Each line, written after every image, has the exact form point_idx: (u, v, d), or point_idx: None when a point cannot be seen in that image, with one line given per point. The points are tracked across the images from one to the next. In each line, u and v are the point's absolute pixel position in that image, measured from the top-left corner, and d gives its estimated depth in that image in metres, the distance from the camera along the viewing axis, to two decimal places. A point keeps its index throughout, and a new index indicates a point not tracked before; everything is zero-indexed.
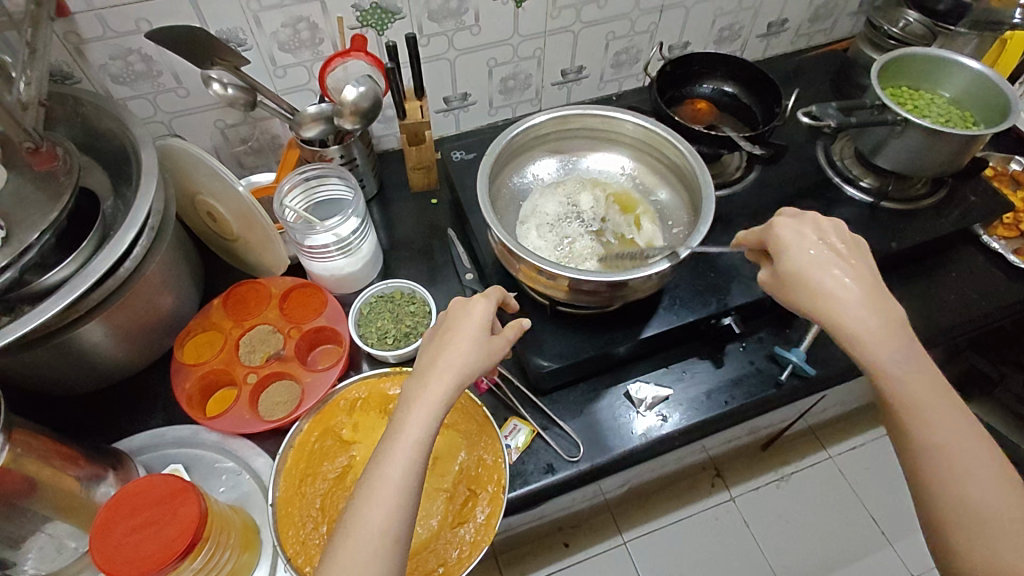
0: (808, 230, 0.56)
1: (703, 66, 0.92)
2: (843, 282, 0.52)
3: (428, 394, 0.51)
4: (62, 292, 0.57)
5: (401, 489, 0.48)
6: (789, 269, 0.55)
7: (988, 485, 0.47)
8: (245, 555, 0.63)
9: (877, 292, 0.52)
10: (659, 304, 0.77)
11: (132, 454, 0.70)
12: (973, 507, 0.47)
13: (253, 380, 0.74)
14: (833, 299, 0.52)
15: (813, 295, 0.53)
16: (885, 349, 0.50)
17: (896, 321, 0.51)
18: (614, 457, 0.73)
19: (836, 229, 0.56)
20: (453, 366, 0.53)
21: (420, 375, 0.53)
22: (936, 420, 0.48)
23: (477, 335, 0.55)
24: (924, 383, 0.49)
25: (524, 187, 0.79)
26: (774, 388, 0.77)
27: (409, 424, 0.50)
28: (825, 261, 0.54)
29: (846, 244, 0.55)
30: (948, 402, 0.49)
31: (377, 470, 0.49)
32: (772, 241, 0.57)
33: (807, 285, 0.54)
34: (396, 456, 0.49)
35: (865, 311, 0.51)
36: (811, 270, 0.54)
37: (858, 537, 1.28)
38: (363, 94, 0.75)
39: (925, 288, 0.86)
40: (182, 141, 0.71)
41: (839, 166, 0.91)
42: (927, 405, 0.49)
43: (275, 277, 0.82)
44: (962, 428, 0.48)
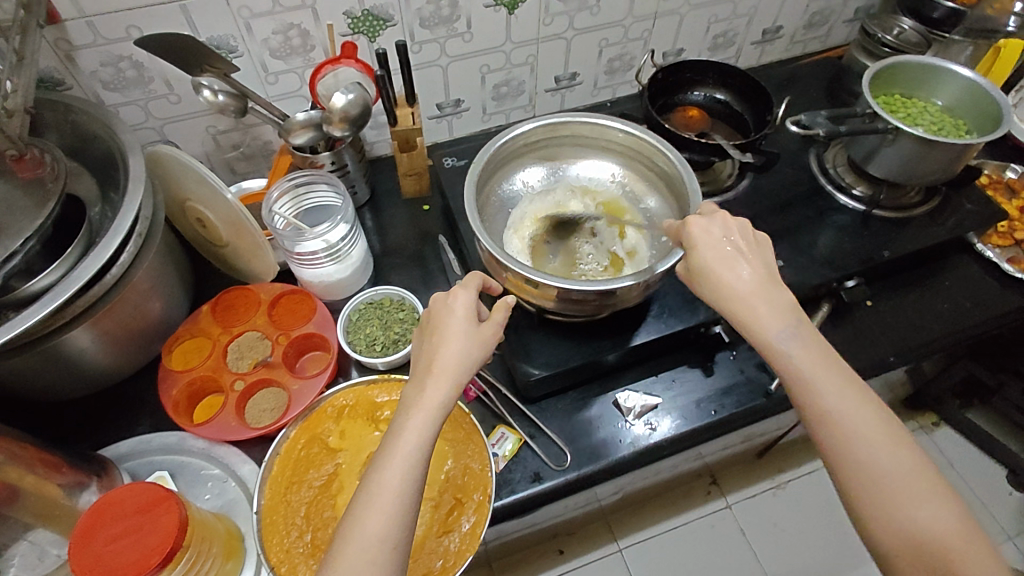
0: (716, 227, 0.59)
1: (695, 73, 0.92)
2: (741, 275, 0.56)
3: (426, 399, 0.51)
4: (45, 299, 0.57)
5: (400, 495, 0.47)
6: (696, 263, 0.58)
7: (881, 448, 0.50)
8: (228, 563, 0.63)
9: (768, 283, 0.56)
10: (648, 312, 0.77)
11: (118, 461, 0.70)
12: (871, 470, 0.50)
13: (240, 387, 0.74)
14: (736, 294, 0.56)
15: (717, 289, 0.57)
16: (775, 332, 0.54)
17: (787, 307, 0.55)
18: (601, 466, 0.72)
19: (741, 228, 0.59)
20: (447, 366, 0.53)
21: (416, 379, 0.53)
22: (828, 391, 0.52)
23: (466, 331, 0.54)
24: (815, 359, 0.53)
25: (513, 195, 0.79)
26: (764, 398, 0.77)
27: (407, 430, 0.50)
28: (728, 257, 0.57)
29: (747, 239, 0.59)
30: (837, 375, 0.52)
31: (375, 478, 0.48)
32: (683, 239, 0.60)
33: (712, 279, 0.57)
34: (393, 463, 0.48)
35: (758, 300, 0.55)
36: (715, 262, 0.57)
37: (855, 546, 1.27)
38: (352, 101, 0.75)
39: (919, 297, 0.85)
40: (172, 148, 0.71)
41: (832, 173, 0.91)
42: (818, 379, 0.52)
43: (264, 283, 0.82)
44: (852, 397, 0.52)
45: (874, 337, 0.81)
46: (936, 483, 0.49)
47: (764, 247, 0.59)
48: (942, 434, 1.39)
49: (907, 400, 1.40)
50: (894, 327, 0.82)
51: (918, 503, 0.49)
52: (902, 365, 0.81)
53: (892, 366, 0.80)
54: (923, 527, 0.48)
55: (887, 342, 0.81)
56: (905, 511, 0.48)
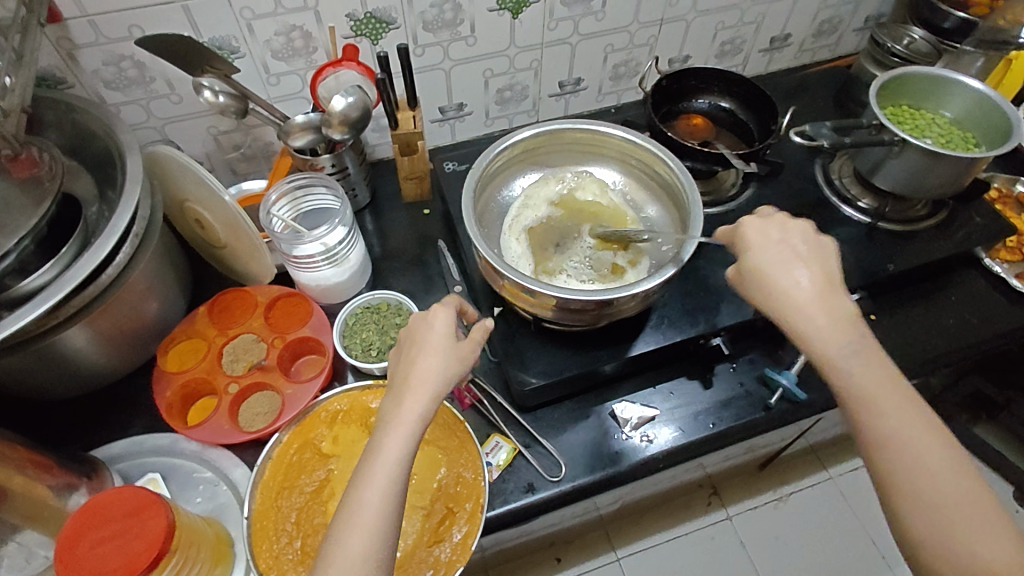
0: (774, 231, 0.56)
1: (699, 81, 0.91)
2: (799, 281, 0.53)
3: (403, 414, 0.50)
4: (38, 299, 0.57)
5: (381, 511, 0.47)
6: (752, 267, 0.55)
7: (944, 473, 0.46)
8: (216, 569, 0.63)
9: (829, 293, 0.53)
10: (646, 322, 0.76)
11: (110, 462, 0.70)
12: (930, 495, 0.46)
13: (234, 390, 0.74)
14: (790, 299, 0.53)
15: (772, 295, 0.54)
16: (834, 345, 0.51)
17: (847, 319, 0.52)
18: (596, 477, 0.71)
19: (802, 229, 0.56)
20: (424, 379, 0.52)
21: (394, 393, 0.52)
22: (886, 407, 0.48)
23: (445, 346, 0.54)
24: (877, 376, 0.49)
25: (512, 201, 0.79)
26: (763, 412, 0.76)
27: (386, 446, 0.49)
28: (787, 260, 0.54)
29: (809, 244, 0.55)
30: (900, 394, 0.49)
31: (355, 495, 0.47)
32: (738, 240, 0.57)
33: (768, 284, 0.54)
34: (373, 479, 0.47)
35: (818, 309, 0.52)
36: (774, 266, 0.54)
37: (858, 561, 1.26)
38: (351, 104, 0.75)
39: (924, 312, 0.84)
40: (169, 148, 0.71)
41: (837, 185, 0.90)
42: (880, 396, 0.49)
43: (261, 285, 0.82)
44: (916, 419, 0.48)
45: None
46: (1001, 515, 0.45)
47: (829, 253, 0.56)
48: None
49: None
50: (898, 341, 0.81)
51: (982, 536, 0.45)
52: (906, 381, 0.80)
53: None
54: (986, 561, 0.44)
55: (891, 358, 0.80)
56: (967, 542, 0.45)
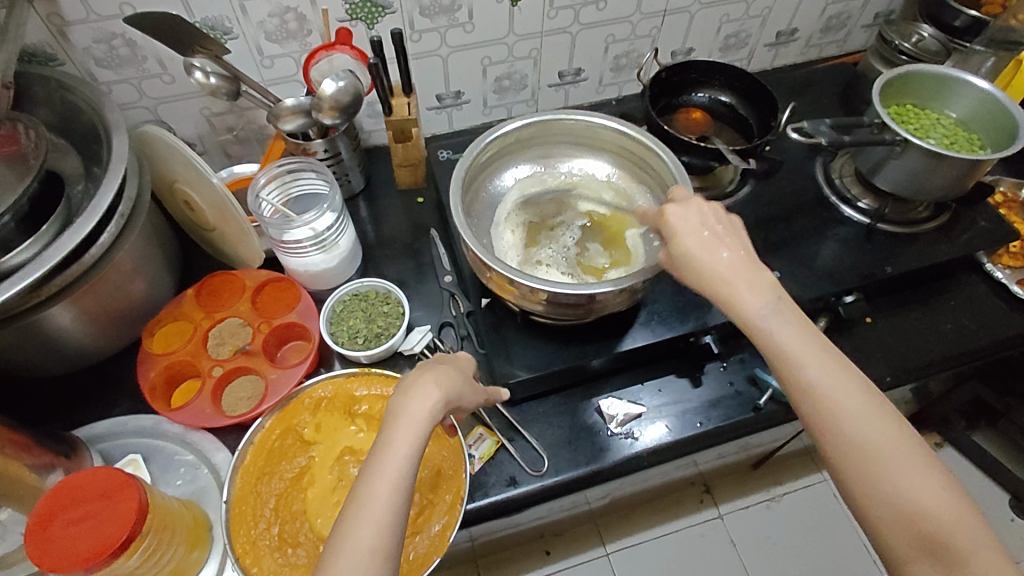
0: (693, 215, 0.55)
1: (700, 74, 0.89)
2: (721, 256, 0.52)
3: (416, 408, 0.48)
4: (17, 276, 0.57)
5: (392, 503, 0.44)
6: (673, 243, 0.54)
7: (868, 419, 0.45)
8: (192, 552, 0.62)
9: (748, 263, 0.52)
10: (636, 318, 0.75)
11: (92, 442, 0.70)
12: (858, 443, 0.45)
13: (218, 373, 0.73)
14: (711, 275, 0.52)
15: (691, 268, 0.53)
16: (753, 307, 0.49)
17: (766, 282, 0.51)
18: (579, 473, 0.71)
19: (715, 211, 0.55)
20: (440, 384, 0.51)
21: (406, 390, 0.50)
22: (809, 359, 0.47)
23: (466, 376, 0.55)
24: (798, 332, 0.48)
25: (504, 191, 0.78)
26: (752, 412, 0.74)
27: (397, 438, 0.47)
28: (707, 239, 0.53)
29: (723, 224, 0.54)
30: (821, 348, 0.48)
31: (365, 485, 0.45)
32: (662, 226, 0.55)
33: (687, 259, 0.53)
34: (384, 469, 0.45)
35: (734, 275, 0.51)
36: (693, 243, 0.53)
37: (849, 564, 1.25)
38: (342, 89, 0.74)
39: (921, 316, 0.82)
40: (158, 129, 0.70)
41: (837, 184, 0.88)
42: (801, 352, 0.47)
43: (250, 269, 0.81)
44: (837, 369, 0.47)
45: (871, 355, 0.79)
46: (925, 452, 0.45)
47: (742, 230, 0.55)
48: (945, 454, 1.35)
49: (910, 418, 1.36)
50: (893, 345, 0.80)
51: (910, 472, 0.44)
52: (900, 385, 0.78)
53: (889, 386, 0.78)
54: (916, 497, 0.43)
55: (886, 362, 0.78)
56: (898, 488, 0.43)
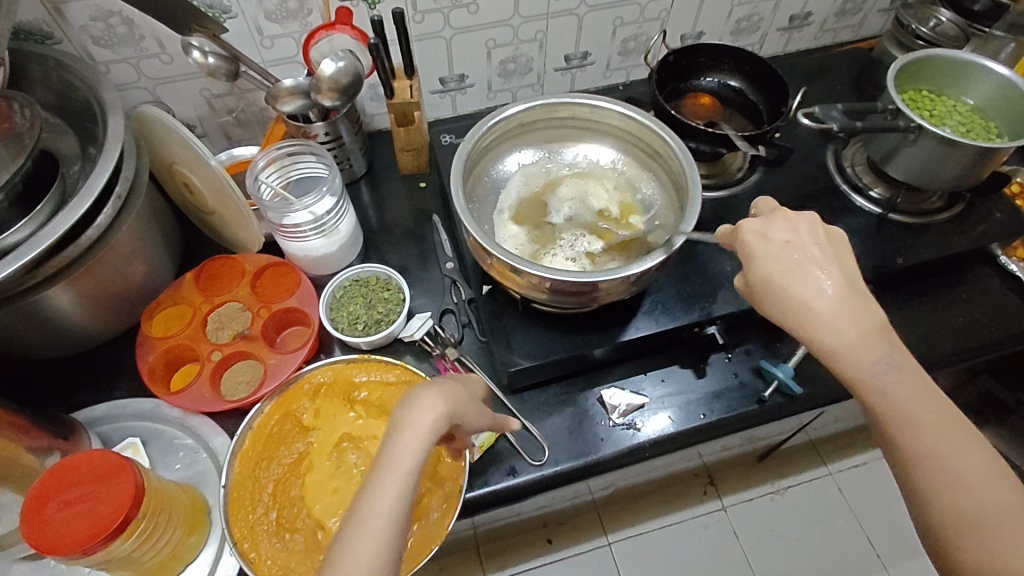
0: (786, 235, 0.51)
1: (709, 58, 0.87)
2: (822, 291, 0.47)
3: (418, 421, 0.45)
4: (12, 256, 0.56)
5: (389, 523, 0.41)
6: (764, 276, 0.50)
7: (982, 481, 0.44)
8: (190, 537, 0.62)
9: (852, 298, 0.48)
10: (639, 307, 0.73)
11: (91, 424, 0.70)
12: (969, 505, 0.44)
13: (216, 357, 0.73)
14: (807, 313, 0.48)
15: (786, 306, 0.49)
16: (865, 359, 0.46)
17: (877, 326, 0.47)
18: (580, 463, 0.70)
19: (810, 226, 0.51)
20: (444, 398, 0.48)
21: (409, 402, 0.47)
22: (921, 423, 0.45)
23: (472, 397, 0.53)
24: (912, 386, 0.46)
25: (506, 176, 0.76)
26: (756, 404, 0.73)
27: (397, 453, 0.44)
28: (801, 266, 0.49)
29: (822, 245, 0.50)
30: (935, 403, 0.46)
31: (363, 501, 0.42)
32: (742, 250, 0.52)
33: (780, 293, 0.49)
34: (383, 485, 0.42)
35: (841, 318, 0.47)
36: (787, 274, 0.49)
37: (853, 558, 1.24)
38: (342, 69, 0.73)
39: (932, 308, 0.81)
40: (156, 108, 0.69)
41: (848, 173, 0.86)
42: (916, 411, 0.45)
43: (250, 253, 0.80)
44: (952, 428, 0.45)
45: None
46: None
47: (841, 252, 0.51)
48: None
49: None
50: (902, 338, 0.78)
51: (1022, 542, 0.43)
52: None
53: None
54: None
55: None
56: (1010, 554, 0.43)
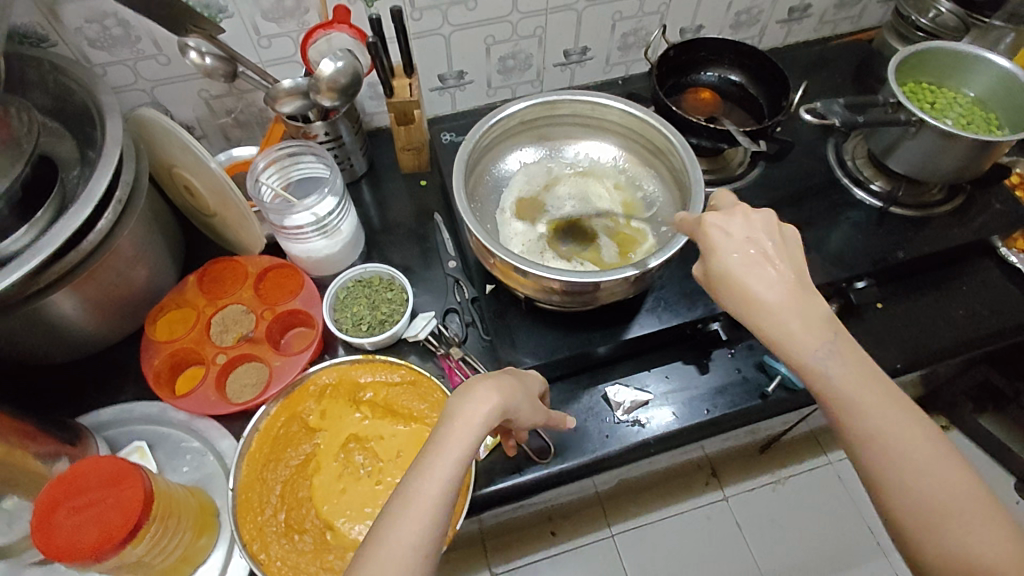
0: (738, 227, 0.50)
1: (709, 52, 0.87)
2: (769, 280, 0.47)
3: (473, 409, 0.47)
4: (13, 265, 0.56)
5: (439, 502, 0.42)
6: (716, 265, 0.49)
7: (933, 471, 0.42)
8: (199, 539, 0.63)
9: (801, 291, 0.47)
10: (642, 305, 0.74)
11: (98, 429, 0.70)
12: (918, 495, 0.42)
13: (221, 361, 0.73)
14: (759, 305, 0.47)
15: (735, 297, 0.48)
16: (808, 347, 0.45)
17: (822, 318, 0.46)
18: (585, 460, 0.70)
19: (765, 221, 0.50)
20: (500, 392, 0.50)
21: (466, 391, 0.49)
22: (867, 407, 0.44)
23: (528, 394, 0.55)
24: (855, 375, 0.45)
25: (507, 175, 0.76)
26: (759, 399, 0.74)
27: (450, 438, 0.45)
28: (753, 257, 0.48)
29: (777, 240, 0.49)
30: (880, 390, 0.44)
31: (414, 480, 0.43)
32: (701, 240, 0.51)
33: (731, 283, 0.48)
34: (435, 466, 0.44)
35: (786, 307, 0.46)
36: (739, 264, 0.48)
37: (853, 547, 1.25)
38: (340, 69, 0.72)
39: (933, 301, 0.81)
40: (155, 112, 0.69)
41: (850, 166, 0.86)
42: (860, 397, 0.44)
43: (252, 255, 0.80)
44: (899, 416, 0.43)
45: (881, 341, 0.78)
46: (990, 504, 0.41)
47: (794, 248, 0.50)
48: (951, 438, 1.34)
49: (917, 402, 1.36)
50: (903, 331, 0.79)
51: (977, 528, 0.40)
52: (910, 372, 0.77)
53: (900, 373, 0.76)
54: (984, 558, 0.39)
55: (896, 349, 0.77)
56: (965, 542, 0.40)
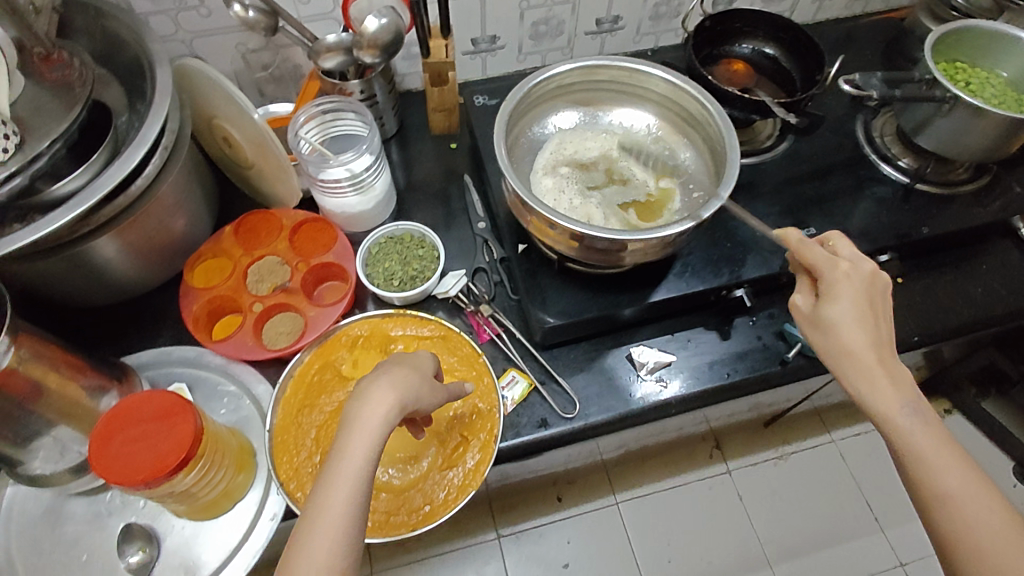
0: (857, 281, 0.57)
1: (745, 24, 0.87)
2: (865, 341, 0.55)
3: (368, 415, 0.49)
4: (71, 203, 0.57)
5: (346, 517, 0.46)
6: (824, 309, 0.57)
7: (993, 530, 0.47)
8: (239, 476, 0.65)
9: (887, 352, 0.55)
10: (670, 269, 0.75)
11: (139, 369, 0.72)
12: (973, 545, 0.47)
13: (258, 309, 0.75)
14: (849, 351, 0.55)
15: (832, 343, 0.56)
16: (891, 401, 0.53)
17: (905, 380, 0.54)
18: (609, 417, 0.73)
19: (879, 285, 0.57)
20: (396, 388, 0.51)
21: (362, 395, 0.50)
22: (943, 464, 0.50)
23: (425, 375, 0.55)
24: (931, 434, 0.51)
25: (543, 138, 0.77)
26: (778, 366, 0.76)
27: (350, 449, 0.48)
28: (862, 313, 0.55)
29: (883, 302, 0.57)
30: (948, 450, 0.51)
31: (319, 500, 0.46)
32: (824, 283, 0.58)
33: (833, 330, 0.56)
34: (336, 485, 0.46)
35: (876, 363, 0.54)
36: (846, 313, 0.55)
37: (851, 520, 1.29)
38: (384, 27, 0.73)
39: (953, 278, 0.82)
40: (199, 61, 0.70)
41: (877, 143, 0.87)
42: (931, 454, 0.51)
43: (287, 209, 0.82)
44: (967, 476, 0.50)
45: (900, 314, 0.79)
46: None
47: (888, 309, 0.58)
48: (953, 421, 1.36)
49: (922, 384, 1.38)
50: (921, 306, 0.80)
51: None
52: (926, 345, 0.79)
53: (916, 346, 0.78)
54: None
55: (914, 322, 0.79)
56: None
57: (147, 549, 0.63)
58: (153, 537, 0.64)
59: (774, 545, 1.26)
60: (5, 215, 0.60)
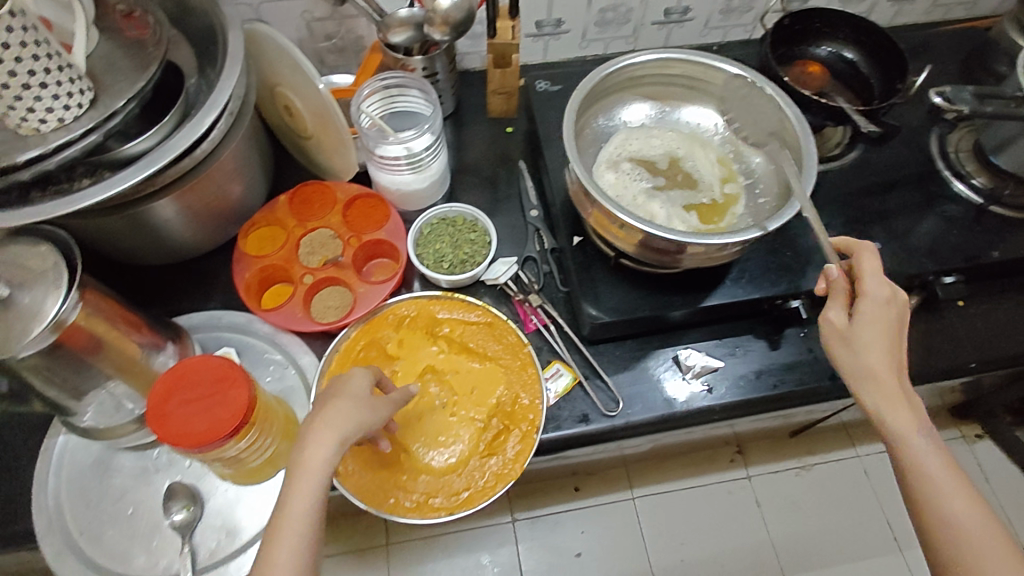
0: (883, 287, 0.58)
1: (824, 25, 0.84)
2: (886, 363, 0.55)
3: (310, 459, 0.49)
4: (139, 164, 0.57)
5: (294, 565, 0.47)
6: (857, 331, 0.56)
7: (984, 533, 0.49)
8: (285, 443, 0.66)
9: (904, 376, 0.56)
10: (726, 275, 0.73)
11: (190, 331, 0.73)
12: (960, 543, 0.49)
13: (308, 281, 0.75)
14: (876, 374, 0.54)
15: (863, 364, 0.55)
16: (909, 425, 0.53)
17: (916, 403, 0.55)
18: (650, 417, 0.72)
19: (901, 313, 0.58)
20: (333, 426, 0.50)
21: (301, 441, 0.50)
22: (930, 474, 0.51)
23: (362, 398, 0.54)
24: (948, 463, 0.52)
25: (610, 129, 0.76)
26: (828, 381, 0.74)
27: (295, 494, 0.48)
28: (883, 342, 0.55)
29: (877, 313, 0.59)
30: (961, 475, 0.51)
31: (265, 555, 0.47)
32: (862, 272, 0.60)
33: (864, 354, 0.55)
34: (281, 538, 0.47)
35: (897, 385, 0.54)
36: (881, 346, 0.55)
37: (870, 538, 1.27)
38: (458, 4, 0.72)
39: (1015, 304, 0.79)
40: (268, 27, 0.69)
41: (952, 158, 0.84)
42: (938, 471, 0.51)
43: (342, 182, 0.82)
44: (975, 501, 0.50)
45: (958, 338, 0.77)
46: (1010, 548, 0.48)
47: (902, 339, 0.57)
48: (983, 447, 1.33)
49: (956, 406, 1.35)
50: (979, 330, 0.77)
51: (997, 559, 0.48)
52: (981, 372, 0.77)
53: (971, 372, 0.76)
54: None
55: (972, 347, 0.76)
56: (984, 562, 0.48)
57: (191, 508, 0.64)
58: (197, 496, 0.65)
59: (788, 554, 1.25)
60: (74, 170, 0.60)
